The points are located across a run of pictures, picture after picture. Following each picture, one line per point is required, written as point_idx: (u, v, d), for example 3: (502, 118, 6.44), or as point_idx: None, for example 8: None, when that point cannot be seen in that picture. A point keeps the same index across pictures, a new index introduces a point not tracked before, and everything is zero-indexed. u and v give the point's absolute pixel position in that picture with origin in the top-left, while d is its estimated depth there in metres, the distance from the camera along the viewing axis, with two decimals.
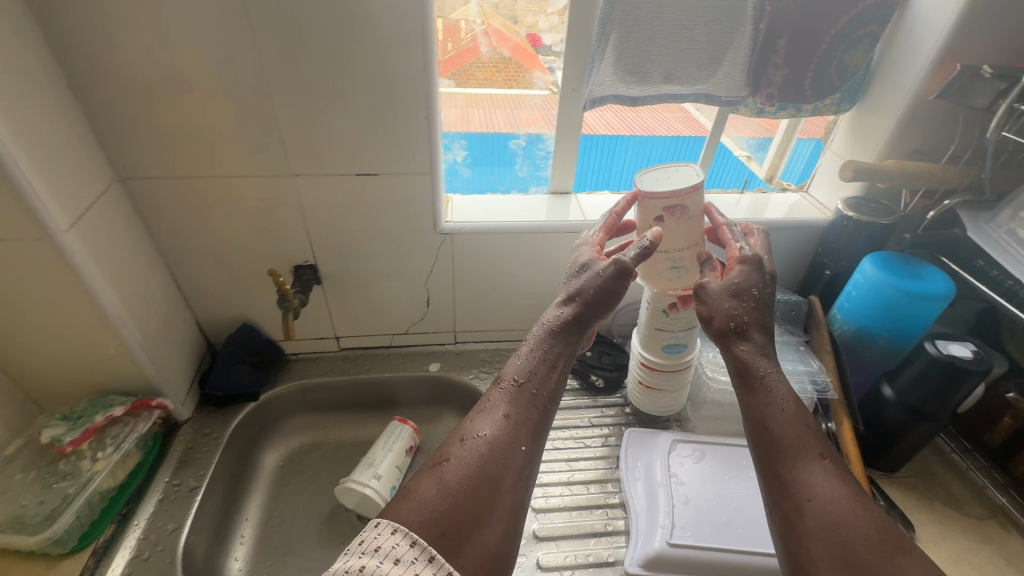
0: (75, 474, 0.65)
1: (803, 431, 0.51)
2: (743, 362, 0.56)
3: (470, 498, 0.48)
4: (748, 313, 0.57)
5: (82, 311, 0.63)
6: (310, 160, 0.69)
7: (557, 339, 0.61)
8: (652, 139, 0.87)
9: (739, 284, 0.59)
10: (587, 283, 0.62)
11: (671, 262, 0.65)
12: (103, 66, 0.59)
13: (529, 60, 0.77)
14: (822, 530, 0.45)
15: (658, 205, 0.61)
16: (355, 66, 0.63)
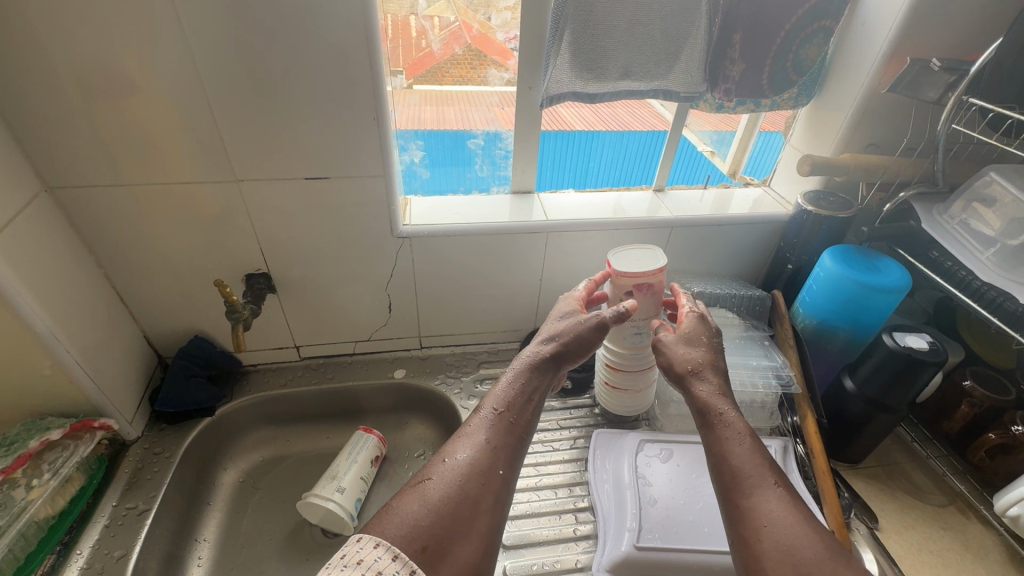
0: (7, 503, 0.60)
1: (759, 459, 0.51)
2: (701, 404, 0.57)
3: (450, 515, 0.47)
4: (703, 357, 0.62)
5: (8, 329, 0.59)
6: (256, 165, 0.66)
7: (536, 373, 0.61)
8: (628, 135, 0.86)
9: (691, 333, 0.65)
10: (568, 327, 0.64)
11: (635, 329, 0.72)
12: (18, 67, 0.55)
13: (490, 46, 0.73)
14: (777, 553, 0.44)
15: (629, 283, 0.67)
16: (299, 68, 0.60)
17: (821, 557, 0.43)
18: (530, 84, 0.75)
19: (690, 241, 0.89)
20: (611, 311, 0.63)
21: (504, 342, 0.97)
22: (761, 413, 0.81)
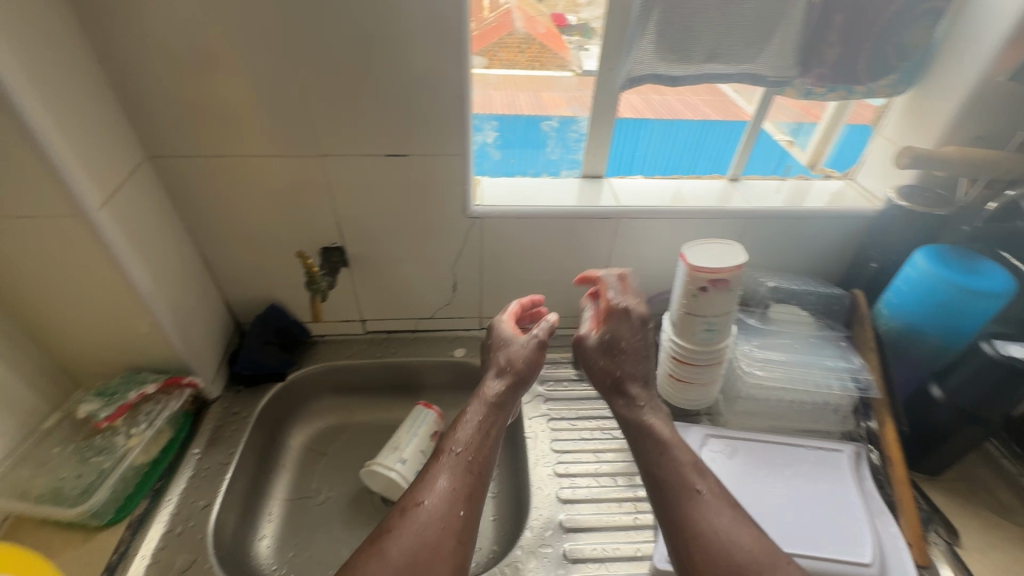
0: (111, 449, 0.65)
1: (681, 469, 0.58)
2: (636, 420, 0.64)
3: (412, 566, 0.49)
4: (626, 369, 0.67)
5: (114, 289, 0.63)
6: (340, 141, 0.68)
7: (492, 408, 0.65)
8: (678, 123, 0.84)
9: (607, 342, 0.68)
10: (516, 355, 0.69)
11: (706, 325, 0.70)
12: (132, 38, 0.58)
13: (553, 40, 0.75)
14: (706, 562, 0.51)
15: (704, 277, 0.65)
16: (389, 46, 0.61)
17: (745, 558, 0.51)
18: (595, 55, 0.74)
19: (764, 234, 0.86)
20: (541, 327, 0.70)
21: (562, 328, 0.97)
22: (832, 416, 0.78)
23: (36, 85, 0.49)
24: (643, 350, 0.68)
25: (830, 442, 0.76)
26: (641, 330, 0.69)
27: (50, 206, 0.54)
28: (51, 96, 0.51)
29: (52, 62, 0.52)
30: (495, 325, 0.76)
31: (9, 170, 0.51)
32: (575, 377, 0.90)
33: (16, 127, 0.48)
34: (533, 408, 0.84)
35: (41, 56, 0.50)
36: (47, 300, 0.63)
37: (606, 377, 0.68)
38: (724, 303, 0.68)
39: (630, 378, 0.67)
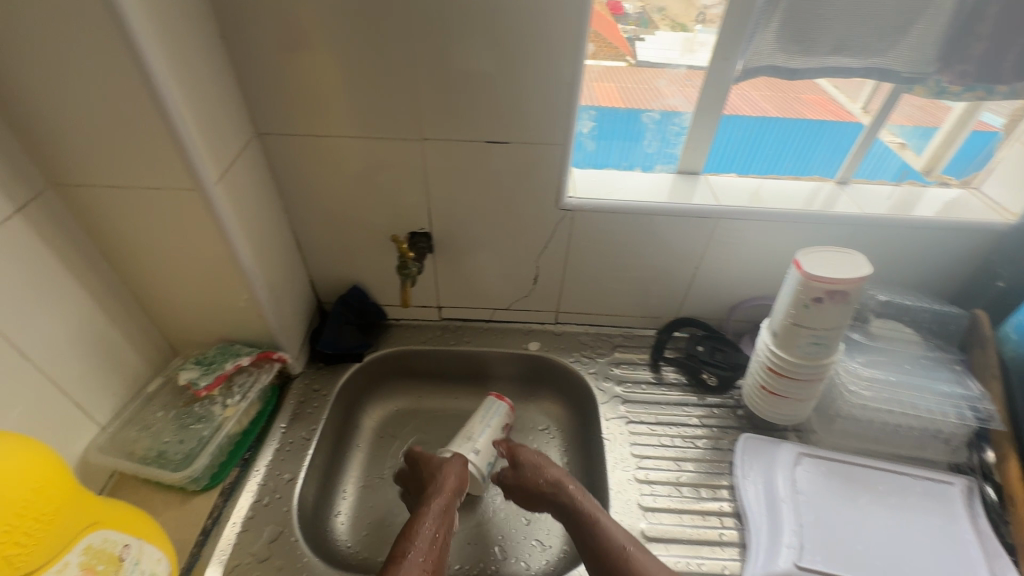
0: (208, 417, 0.68)
1: (612, 528, 0.63)
2: (567, 502, 0.66)
3: None
4: (551, 472, 0.70)
5: (221, 263, 0.64)
6: (443, 125, 0.67)
7: (435, 515, 0.65)
8: (732, 120, 0.78)
9: (521, 458, 0.73)
10: (449, 472, 0.71)
11: (812, 339, 0.65)
12: (254, 15, 0.58)
13: (609, 30, 0.70)
14: None
15: (822, 288, 0.60)
16: (507, 29, 0.59)
17: None
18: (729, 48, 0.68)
19: (872, 243, 0.80)
20: (453, 470, 0.71)
21: (639, 327, 0.94)
22: (941, 445, 0.72)
23: (173, 58, 0.50)
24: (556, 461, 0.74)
25: (938, 472, 0.70)
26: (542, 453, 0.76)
27: (174, 179, 0.55)
28: (184, 69, 0.52)
29: (187, 36, 0.52)
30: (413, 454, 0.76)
31: (141, 142, 0.52)
32: (653, 381, 0.86)
33: (152, 100, 0.49)
34: (611, 408, 0.82)
35: (177, 31, 0.51)
36: (157, 270, 0.65)
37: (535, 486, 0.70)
38: (838, 317, 0.62)
39: (557, 480, 0.69)
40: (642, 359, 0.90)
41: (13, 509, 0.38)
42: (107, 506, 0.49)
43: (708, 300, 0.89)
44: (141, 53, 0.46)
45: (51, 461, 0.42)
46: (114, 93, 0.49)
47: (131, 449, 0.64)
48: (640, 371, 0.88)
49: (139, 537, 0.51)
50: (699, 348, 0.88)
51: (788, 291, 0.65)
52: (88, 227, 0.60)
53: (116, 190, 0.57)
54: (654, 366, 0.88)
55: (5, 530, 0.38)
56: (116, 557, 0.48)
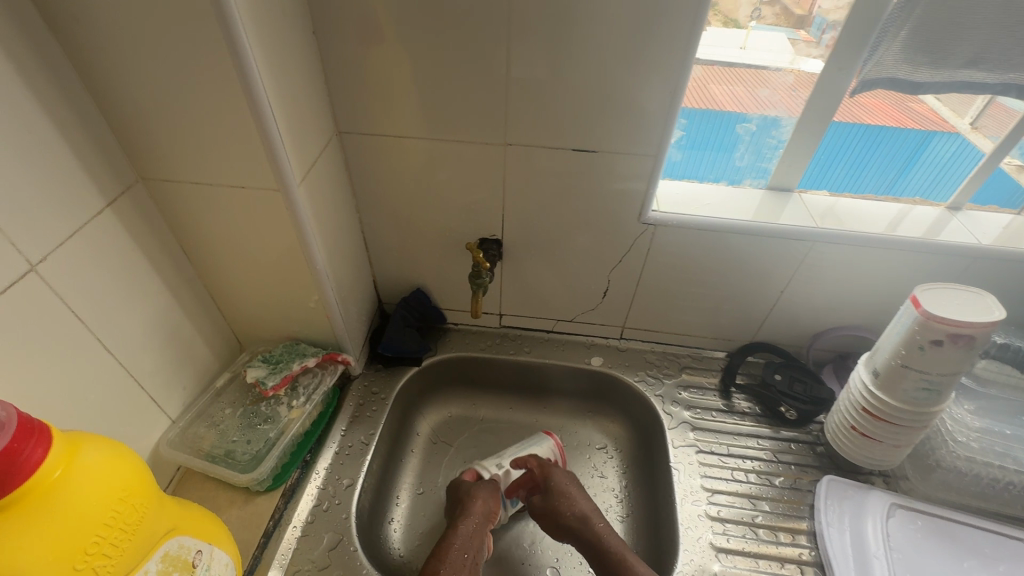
0: (274, 418, 0.68)
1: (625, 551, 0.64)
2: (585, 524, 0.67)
3: None
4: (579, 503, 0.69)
5: (296, 263, 0.63)
6: (528, 131, 0.63)
7: (466, 541, 0.64)
8: (834, 128, 0.69)
9: (551, 483, 0.71)
10: (483, 497, 0.69)
11: (924, 384, 0.59)
12: (348, 13, 0.56)
13: None
14: None
15: (944, 330, 0.54)
16: (611, 33, 0.55)
17: None
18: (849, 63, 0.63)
19: (988, 280, 0.72)
20: (491, 496, 0.69)
21: (709, 349, 0.89)
22: None
23: (269, 55, 0.49)
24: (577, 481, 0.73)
25: None
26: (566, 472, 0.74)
27: (260, 179, 0.54)
28: (278, 67, 0.50)
29: (284, 33, 0.51)
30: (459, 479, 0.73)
31: (232, 140, 0.51)
32: (723, 409, 0.81)
33: (248, 98, 0.48)
34: (679, 435, 0.78)
35: (275, 28, 0.49)
36: (234, 266, 0.65)
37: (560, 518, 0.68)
38: (959, 362, 0.56)
39: (584, 511, 0.68)
40: (711, 384, 0.85)
41: (100, 520, 0.38)
42: (182, 511, 0.48)
43: (788, 326, 0.83)
44: (241, 50, 0.45)
45: (136, 468, 0.41)
46: (211, 90, 0.47)
47: (201, 446, 0.64)
48: (709, 397, 0.83)
49: (210, 542, 0.50)
50: (776, 378, 0.81)
51: (899, 329, 0.59)
52: (172, 222, 0.60)
53: (202, 187, 0.56)
54: (724, 392, 0.83)
55: (93, 541, 0.37)
56: (189, 564, 0.46)
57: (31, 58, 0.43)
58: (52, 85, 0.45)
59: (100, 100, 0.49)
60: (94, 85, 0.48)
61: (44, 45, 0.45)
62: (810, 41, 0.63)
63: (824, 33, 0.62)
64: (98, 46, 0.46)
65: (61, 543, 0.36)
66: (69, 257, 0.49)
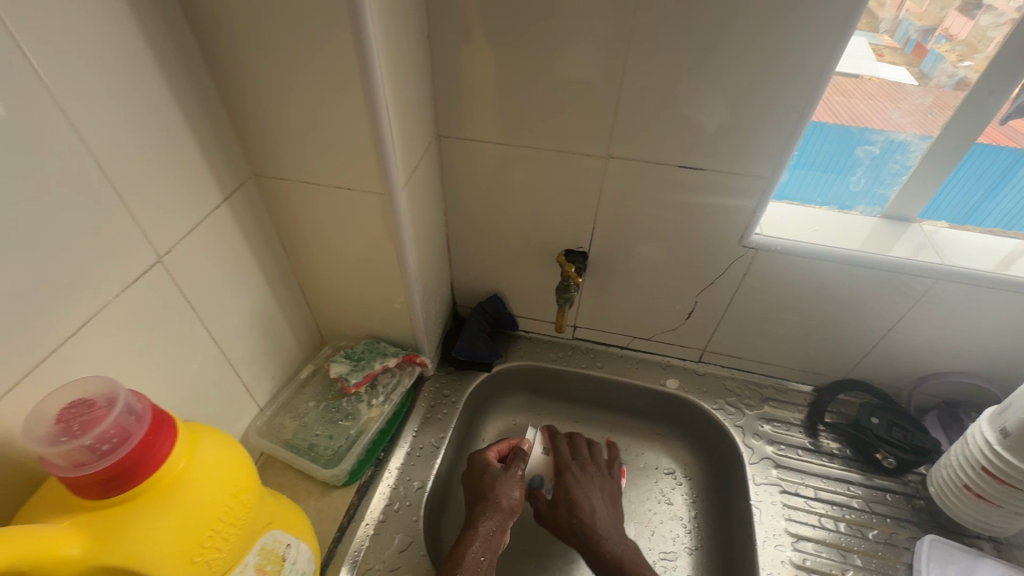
0: (355, 415, 0.69)
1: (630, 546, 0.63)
2: (592, 513, 0.66)
3: None
4: (585, 516, 0.65)
5: (388, 265, 0.64)
6: (634, 143, 0.61)
7: (486, 538, 0.59)
8: (979, 149, 0.61)
9: (560, 488, 0.69)
10: (505, 490, 0.64)
11: None
12: (465, 19, 0.56)
13: None
14: None
15: None
16: (740, 44, 0.52)
17: None
18: (965, 73, 0.57)
19: None
20: (513, 489, 0.65)
21: (795, 381, 0.83)
22: None
23: (392, 59, 0.48)
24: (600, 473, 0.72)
25: None
26: (593, 464, 0.72)
27: (368, 182, 0.55)
28: (399, 71, 0.50)
29: (405, 37, 0.51)
30: (479, 459, 0.68)
31: (345, 143, 0.52)
32: (809, 448, 0.76)
33: (368, 102, 0.48)
34: (761, 471, 0.74)
35: (400, 35, 0.49)
36: (328, 263, 0.66)
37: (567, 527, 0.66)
38: None
39: (592, 524, 0.65)
40: (796, 420, 0.79)
41: (215, 515, 0.38)
42: (276, 504, 0.49)
43: (890, 366, 0.76)
44: (369, 54, 0.44)
45: (245, 463, 0.42)
46: (334, 92, 0.48)
47: (286, 437, 0.66)
48: (794, 433, 0.78)
49: (296, 535, 0.51)
50: (872, 421, 0.75)
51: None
52: (276, 218, 0.61)
53: (310, 187, 0.57)
54: (810, 430, 0.78)
55: (209, 535, 0.38)
56: (280, 557, 0.47)
57: (173, 57, 0.45)
58: (188, 83, 0.47)
59: (228, 99, 0.51)
60: (224, 85, 0.50)
61: (184, 45, 0.46)
62: (895, 48, 0.60)
63: (910, 37, 0.59)
64: (235, 48, 0.47)
65: (185, 537, 0.36)
66: (190, 248, 0.50)
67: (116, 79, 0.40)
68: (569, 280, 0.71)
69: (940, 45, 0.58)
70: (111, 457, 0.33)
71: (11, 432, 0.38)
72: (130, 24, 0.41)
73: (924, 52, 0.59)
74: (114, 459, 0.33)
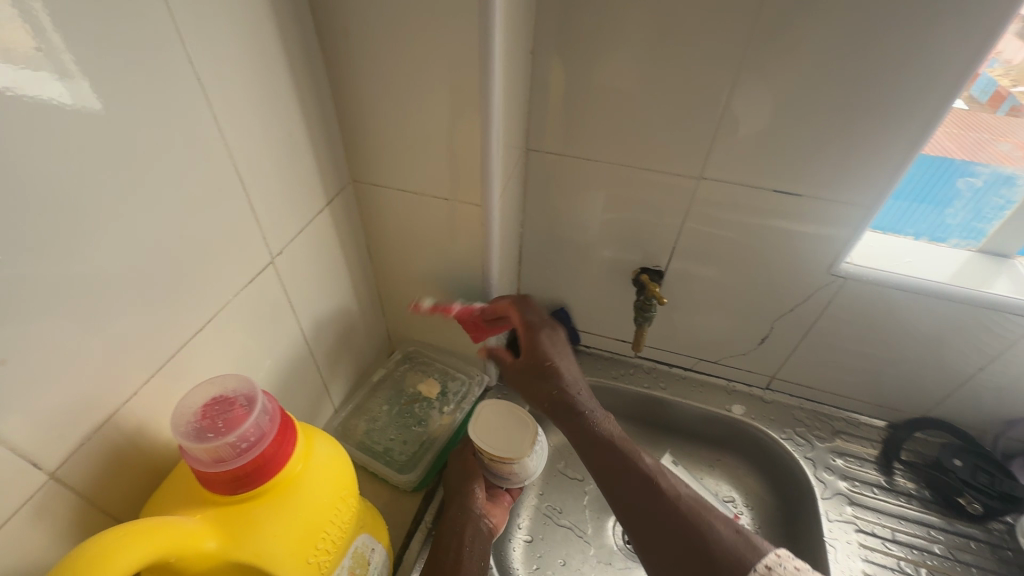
0: (427, 421, 0.69)
1: (615, 433, 0.57)
2: (570, 388, 0.60)
3: None
4: (563, 385, 0.60)
5: (469, 275, 0.64)
6: (727, 165, 0.61)
7: (459, 508, 0.59)
8: None
9: (535, 348, 0.62)
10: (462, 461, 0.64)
11: None
12: (570, 37, 0.56)
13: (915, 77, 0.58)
14: (645, 488, 0.52)
15: None
16: (853, 71, 0.51)
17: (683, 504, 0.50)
18: (1016, 97, 0.58)
19: None
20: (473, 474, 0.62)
21: (867, 416, 0.80)
22: None
23: (506, 73, 0.49)
24: (565, 355, 0.63)
25: None
26: (560, 343, 0.64)
27: (466, 192, 0.55)
28: (509, 85, 0.51)
29: (517, 50, 0.51)
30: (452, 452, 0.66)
31: (448, 152, 0.52)
32: (884, 487, 0.74)
33: (481, 116, 0.48)
34: (835, 508, 0.72)
35: (514, 51, 0.50)
36: (409, 269, 0.66)
37: (547, 391, 0.60)
38: None
39: (571, 396, 0.59)
40: (870, 455, 0.77)
41: (326, 517, 0.39)
42: (365, 508, 0.49)
43: (979, 408, 0.72)
44: (490, 70, 0.45)
45: (352, 468, 0.43)
46: (448, 103, 0.49)
47: (359, 438, 0.67)
48: (867, 470, 0.75)
49: (379, 540, 0.50)
50: (956, 462, 0.72)
51: None
52: (366, 222, 0.63)
53: (404, 194, 0.58)
54: (885, 467, 0.75)
55: (322, 537, 0.39)
56: (366, 562, 0.47)
57: (299, 65, 0.47)
58: (309, 91, 0.49)
59: (339, 107, 0.53)
60: (339, 94, 0.52)
61: (309, 54, 0.48)
62: None
63: None
64: (356, 59, 0.48)
65: (301, 538, 0.37)
66: (296, 250, 0.52)
67: (252, 86, 0.42)
68: (651, 299, 0.70)
69: (992, 68, 0.57)
70: (247, 454, 0.34)
71: (144, 424, 0.39)
72: (269, 35, 0.43)
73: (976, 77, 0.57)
74: (251, 458, 0.34)
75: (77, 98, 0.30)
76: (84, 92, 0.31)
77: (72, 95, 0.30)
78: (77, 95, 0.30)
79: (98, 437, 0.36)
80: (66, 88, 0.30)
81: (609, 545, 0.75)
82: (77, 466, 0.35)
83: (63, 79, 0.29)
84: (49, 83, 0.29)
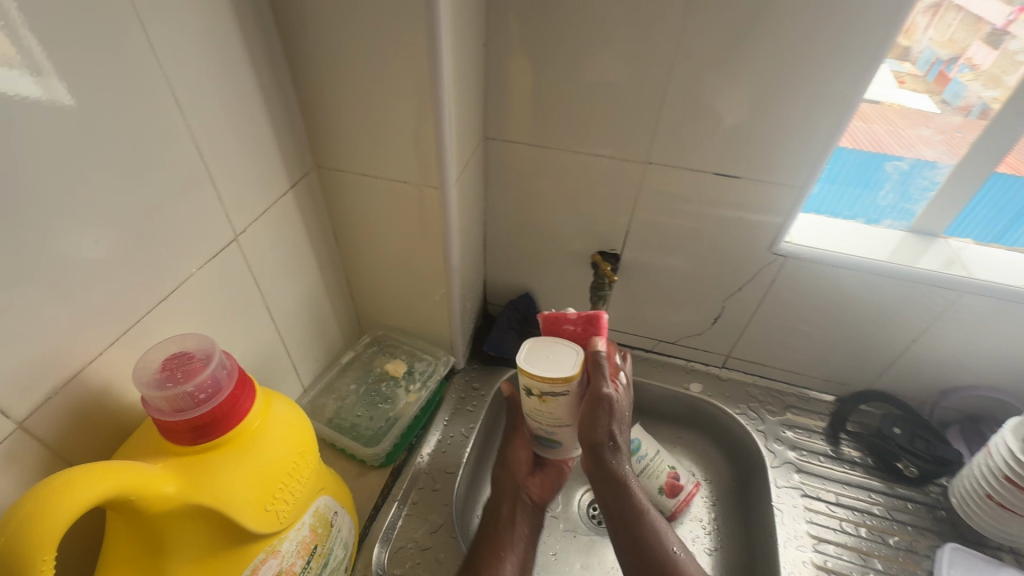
0: (394, 399, 0.72)
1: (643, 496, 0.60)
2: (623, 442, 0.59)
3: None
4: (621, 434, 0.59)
5: (432, 258, 0.67)
6: (670, 151, 0.65)
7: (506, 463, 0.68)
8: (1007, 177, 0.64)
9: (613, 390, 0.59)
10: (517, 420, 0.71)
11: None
12: (520, 31, 0.60)
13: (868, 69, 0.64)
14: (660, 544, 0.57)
15: None
16: (778, 62, 0.56)
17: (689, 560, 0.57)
18: (989, 102, 0.60)
19: None
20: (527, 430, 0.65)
21: (816, 391, 0.85)
22: None
23: (456, 64, 0.53)
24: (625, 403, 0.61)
25: None
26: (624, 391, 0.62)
27: (424, 176, 0.58)
28: (461, 76, 0.55)
29: (467, 42, 0.55)
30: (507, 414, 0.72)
31: (405, 138, 0.56)
32: (830, 456, 0.78)
33: (434, 102, 0.52)
34: (783, 475, 0.76)
35: (464, 43, 0.54)
36: (374, 252, 0.69)
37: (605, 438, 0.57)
38: None
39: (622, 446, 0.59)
40: (818, 427, 0.81)
41: (283, 470, 0.42)
42: (327, 472, 0.52)
43: (916, 379, 0.77)
44: (439, 59, 0.49)
45: (309, 428, 0.46)
46: (403, 90, 0.52)
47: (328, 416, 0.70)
48: (815, 440, 0.80)
49: (342, 505, 0.53)
50: (895, 431, 0.76)
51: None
52: (330, 207, 0.66)
53: (365, 178, 0.61)
54: (832, 438, 0.80)
55: (280, 487, 0.41)
56: (328, 523, 0.50)
57: (259, 54, 0.50)
58: (270, 79, 0.52)
59: (301, 96, 0.56)
60: (299, 83, 0.55)
61: (271, 46, 0.51)
62: (916, 75, 0.63)
63: (935, 66, 0.63)
64: (314, 50, 0.52)
65: (257, 486, 0.39)
66: (260, 230, 0.55)
67: (214, 73, 0.45)
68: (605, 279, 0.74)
69: (962, 73, 0.61)
70: (205, 405, 0.37)
71: (109, 386, 0.42)
72: (230, 25, 0.46)
73: (947, 80, 0.63)
74: (207, 408, 0.37)
75: (50, 93, 0.33)
76: (55, 88, 0.34)
77: (45, 93, 0.33)
78: (51, 94, 0.33)
79: (63, 395, 0.38)
80: (40, 87, 0.33)
81: (574, 517, 0.79)
82: (44, 421, 0.37)
83: (36, 77, 0.33)
84: (23, 79, 0.32)
